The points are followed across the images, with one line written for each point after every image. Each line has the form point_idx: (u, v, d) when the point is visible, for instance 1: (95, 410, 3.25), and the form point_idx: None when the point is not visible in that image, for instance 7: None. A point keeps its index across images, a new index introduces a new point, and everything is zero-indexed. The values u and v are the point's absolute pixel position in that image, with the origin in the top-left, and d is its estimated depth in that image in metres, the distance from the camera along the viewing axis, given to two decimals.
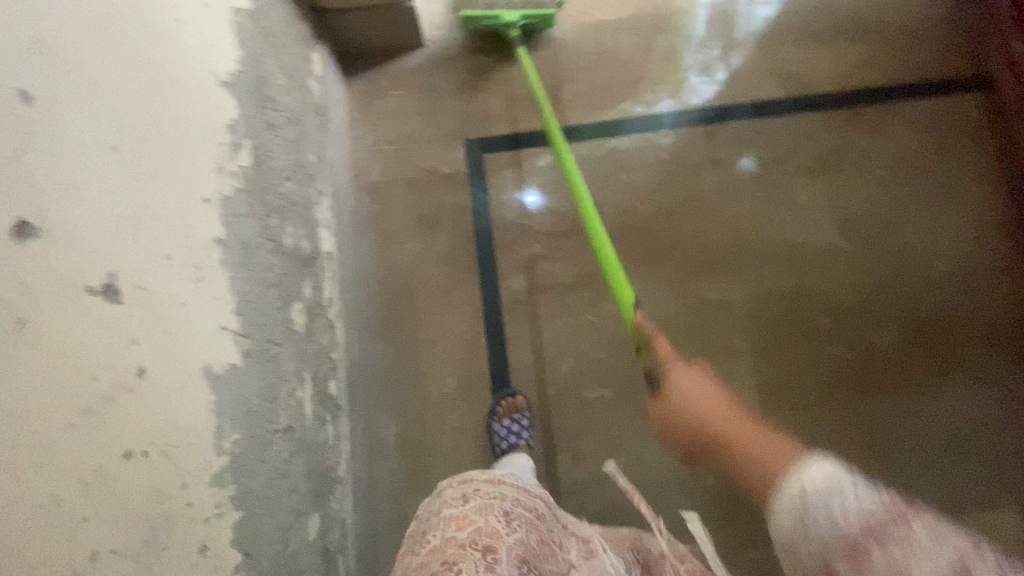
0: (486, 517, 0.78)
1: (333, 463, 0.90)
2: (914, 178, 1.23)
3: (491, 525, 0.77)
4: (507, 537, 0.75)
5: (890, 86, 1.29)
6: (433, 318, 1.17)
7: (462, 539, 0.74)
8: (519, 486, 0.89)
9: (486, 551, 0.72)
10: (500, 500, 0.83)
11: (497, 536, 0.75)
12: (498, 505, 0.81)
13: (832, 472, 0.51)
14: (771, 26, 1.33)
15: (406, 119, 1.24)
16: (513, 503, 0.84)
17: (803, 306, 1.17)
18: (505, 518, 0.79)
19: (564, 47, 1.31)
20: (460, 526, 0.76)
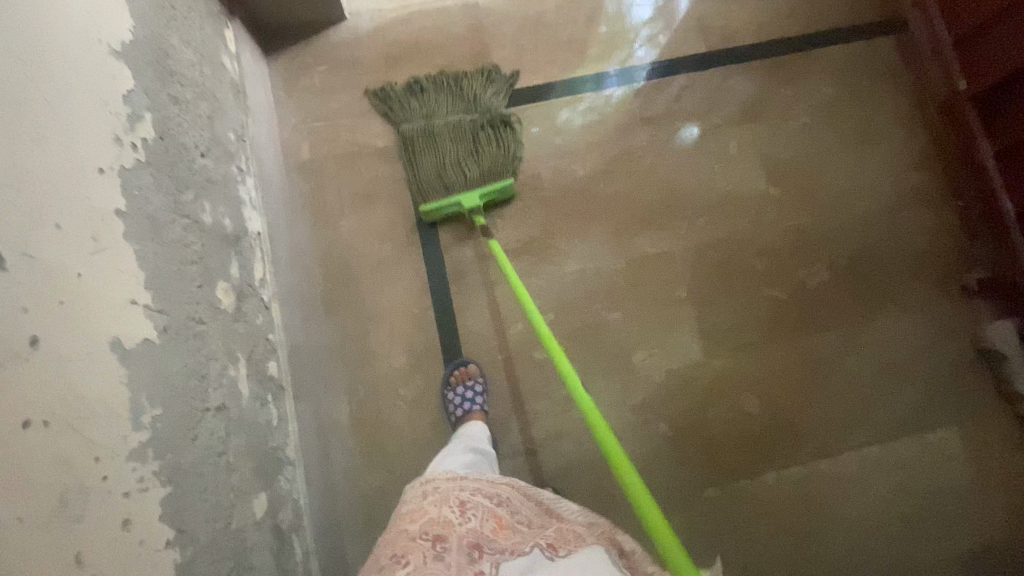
0: (439, 508, 0.79)
1: (279, 444, 0.89)
2: (835, 124, 1.29)
3: (444, 515, 0.77)
4: (459, 526, 0.75)
5: (810, 36, 1.33)
6: (377, 294, 1.16)
7: (414, 531, 0.74)
8: (482, 479, 0.89)
9: (436, 540, 0.72)
10: (458, 491, 0.83)
11: (449, 524, 0.75)
12: (454, 498, 0.82)
13: None
14: None
15: (333, 96, 1.21)
16: (472, 493, 0.84)
17: (740, 254, 1.20)
18: (459, 509, 0.79)
19: (491, 12, 1.29)
20: (414, 519, 0.76)
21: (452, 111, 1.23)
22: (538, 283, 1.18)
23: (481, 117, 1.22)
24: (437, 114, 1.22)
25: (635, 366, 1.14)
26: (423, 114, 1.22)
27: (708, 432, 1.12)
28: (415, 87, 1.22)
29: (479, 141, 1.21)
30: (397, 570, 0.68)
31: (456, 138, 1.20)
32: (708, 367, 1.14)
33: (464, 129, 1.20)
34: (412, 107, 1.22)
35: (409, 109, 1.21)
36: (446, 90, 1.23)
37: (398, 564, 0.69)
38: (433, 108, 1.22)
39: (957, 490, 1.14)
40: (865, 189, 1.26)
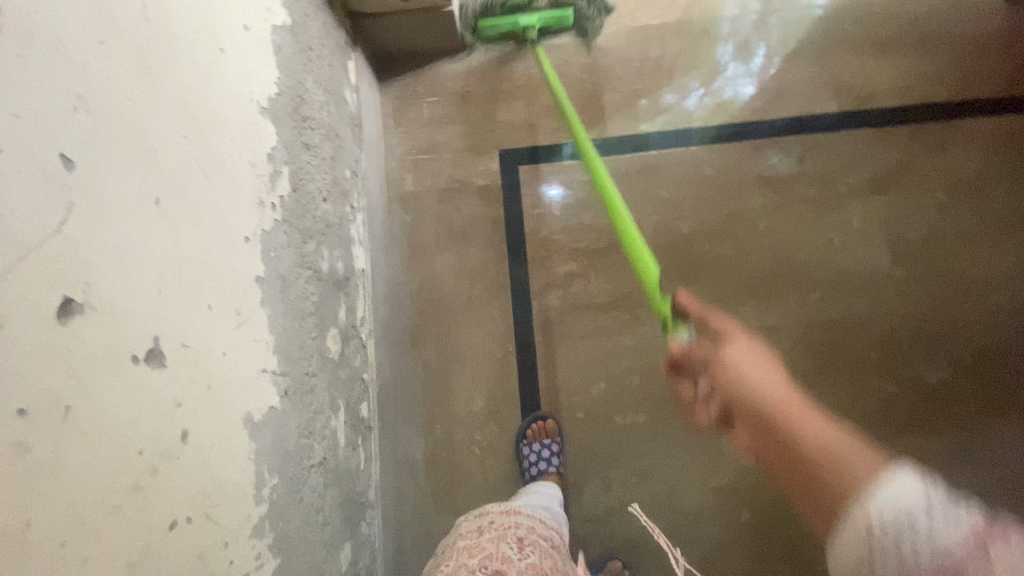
0: (498, 543, 0.80)
1: (364, 487, 0.90)
2: (979, 205, 1.16)
3: (502, 551, 0.78)
4: (518, 562, 0.76)
5: (960, 102, 1.20)
6: (463, 335, 1.15)
7: (473, 565, 0.75)
8: (536, 516, 0.90)
9: None
10: (515, 528, 0.84)
11: (508, 560, 0.77)
12: (511, 534, 0.83)
13: (917, 494, 0.50)
14: (827, 33, 1.25)
15: (440, 128, 1.20)
16: (528, 531, 0.85)
17: (849, 337, 1.12)
18: (517, 545, 0.80)
19: (607, 51, 1.25)
20: (473, 554, 0.78)
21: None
22: (627, 342, 1.13)
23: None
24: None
25: (722, 446, 1.08)
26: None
27: (794, 527, 1.05)
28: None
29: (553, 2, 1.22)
30: None
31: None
32: None
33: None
34: None
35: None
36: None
37: None
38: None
39: None
40: (1007, 282, 1.13)
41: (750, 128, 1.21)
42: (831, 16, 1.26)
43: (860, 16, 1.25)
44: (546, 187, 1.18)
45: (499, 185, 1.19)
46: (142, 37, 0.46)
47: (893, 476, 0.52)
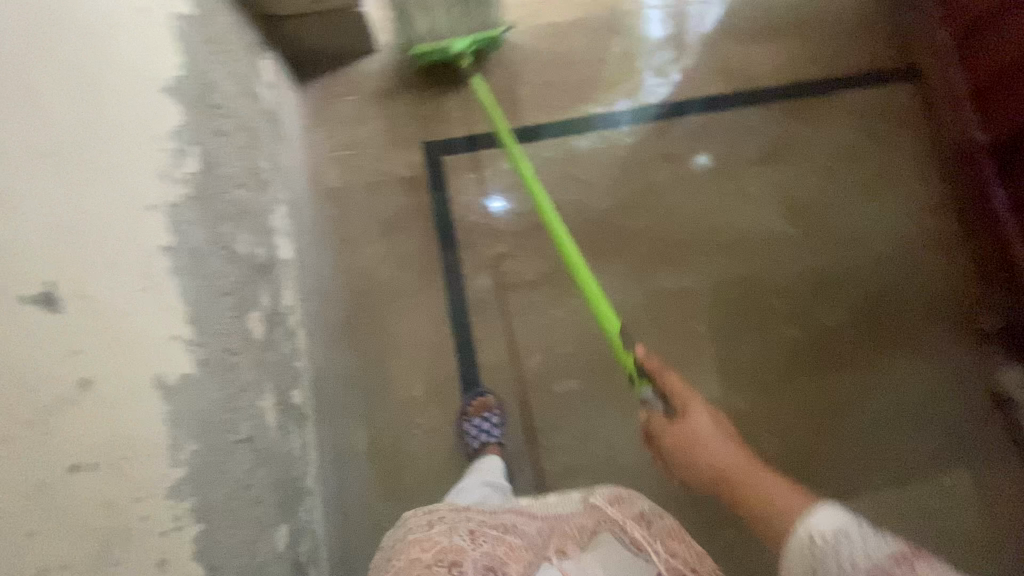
0: (449, 534, 0.77)
1: (301, 474, 0.89)
2: (857, 167, 1.30)
3: (456, 540, 0.76)
4: (472, 553, 0.75)
5: (831, 78, 1.36)
6: (397, 321, 1.15)
7: (427, 560, 0.73)
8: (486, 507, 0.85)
9: (452, 567, 0.72)
10: (466, 519, 0.80)
11: (463, 551, 0.75)
12: (463, 525, 0.79)
13: (838, 517, 0.65)
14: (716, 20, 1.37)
15: (362, 124, 1.24)
16: (480, 520, 0.81)
17: (760, 290, 1.21)
18: (470, 538, 0.77)
19: (518, 45, 1.31)
20: (426, 545, 0.75)
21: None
22: (559, 314, 1.18)
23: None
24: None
25: None
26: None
27: None
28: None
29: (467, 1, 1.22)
30: None
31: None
32: (725, 403, 1.15)
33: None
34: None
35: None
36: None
37: None
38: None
39: (977, 537, 1.12)
40: (888, 234, 1.26)
41: (686, 106, 1.31)
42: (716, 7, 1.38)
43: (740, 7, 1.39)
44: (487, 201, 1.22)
45: (424, 174, 1.23)
46: (33, 16, 0.53)
47: (815, 508, 0.67)
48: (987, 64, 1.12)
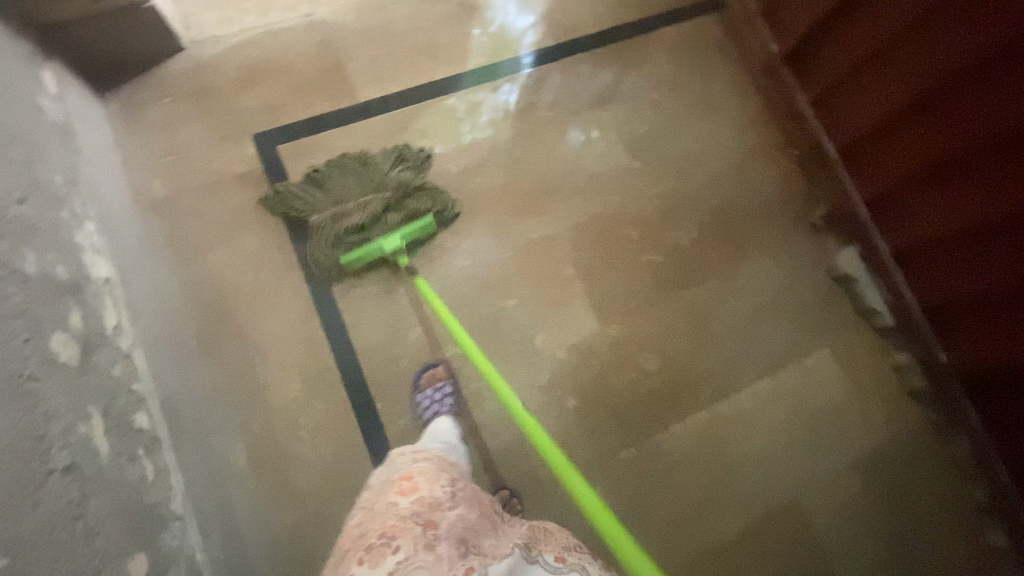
0: (432, 488, 0.78)
1: (159, 499, 0.82)
2: (684, 96, 1.39)
3: (434, 497, 0.76)
4: (448, 512, 0.73)
5: (650, 18, 1.44)
6: (260, 324, 1.09)
7: (405, 512, 0.71)
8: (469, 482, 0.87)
9: (426, 526, 0.69)
10: (448, 477, 0.82)
11: (440, 512, 0.73)
12: (445, 479, 0.81)
13: None
14: None
15: (182, 127, 1.15)
16: (461, 482, 0.82)
17: (618, 226, 1.28)
18: (449, 493, 0.77)
19: (339, 24, 1.27)
20: (402, 498, 0.74)
21: (359, 184, 1.16)
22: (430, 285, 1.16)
23: (393, 178, 1.17)
24: (338, 195, 1.14)
25: (537, 349, 1.18)
26: (323, 194, 1.14)
27: (615, 399, 1.17)
28: (315, 177, 1.15)
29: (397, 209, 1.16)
30: (386, 554, 0.65)
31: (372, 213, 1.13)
32: (604, 336, 1.20)
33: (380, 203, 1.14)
34: (318, 199, 1.14)
35: (308, 199, 1.13)
36: (351, 171, 1.17)
37: (387, 547, 0.65)
38: (336, 187, 1.15)
39: (839, 404, 1.25)
40: (723, 152, 1.37)
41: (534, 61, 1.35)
42: None
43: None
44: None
45: (261, 169, 1.16)
46: None
47: None
48: None
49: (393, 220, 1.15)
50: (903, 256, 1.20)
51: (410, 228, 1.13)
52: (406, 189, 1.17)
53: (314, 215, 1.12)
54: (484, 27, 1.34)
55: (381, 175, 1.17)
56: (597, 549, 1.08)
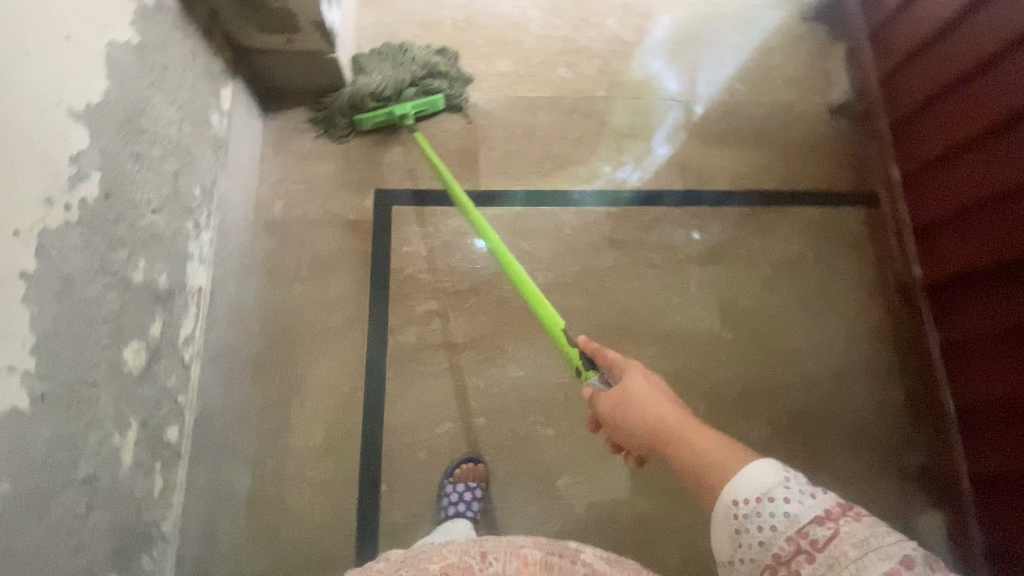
0: None
1: (155, 517, 0.84)
2: (799, 281, 1.30)
3: None
4: None
5: (790, 191, 1.38)
6: (311, 365, 1.12)
7: None
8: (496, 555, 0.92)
9: None
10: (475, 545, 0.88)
11: None
12: (472, 546, 0.86)
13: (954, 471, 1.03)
14: (690, 120, 1.40)
15: (317, 161, 1.24)
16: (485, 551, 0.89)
17: (686, 392, 1.20)
18: None
19: (487, 111, 1.33)
20: None
21: (387, 66, 1.27)
22: (476, 384, 1.15)
23: (414, 61, 1.29)
24: (371, 74, 1.25)
25: (557, 491, 1.12)
26: (360, 75, 1.26)
27: None
28: (357, 65, 1.28)
29: (416, 87, 1.27)
30: None
31: (391, 84, 1.24)
32: (631, 504, 1.12)
33: (403, 75, 1.25)
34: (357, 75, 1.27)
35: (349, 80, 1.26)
36: (381, 57, 1.29)
37: None
38: (372, 70, 1.26)
39: None
40: (823, 355, 1.26)
41: (657, 198, 1.33)
42: (688, 105, 1.41)
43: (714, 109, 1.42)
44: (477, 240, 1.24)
45: (369, 221, 1.22)
46: None
47: (748, 464, 0.58)
48: (944, 206, 1.14)
49: (408, 92, 1.26)
50: (997, 558, 1.04)
51: (420, 100, 1.23)
52: (422, 67, 1.28)
53: (348, 89, 1.24)
54: (618, 146, 1.36)
55: (404, 57, 1.29)
56: None
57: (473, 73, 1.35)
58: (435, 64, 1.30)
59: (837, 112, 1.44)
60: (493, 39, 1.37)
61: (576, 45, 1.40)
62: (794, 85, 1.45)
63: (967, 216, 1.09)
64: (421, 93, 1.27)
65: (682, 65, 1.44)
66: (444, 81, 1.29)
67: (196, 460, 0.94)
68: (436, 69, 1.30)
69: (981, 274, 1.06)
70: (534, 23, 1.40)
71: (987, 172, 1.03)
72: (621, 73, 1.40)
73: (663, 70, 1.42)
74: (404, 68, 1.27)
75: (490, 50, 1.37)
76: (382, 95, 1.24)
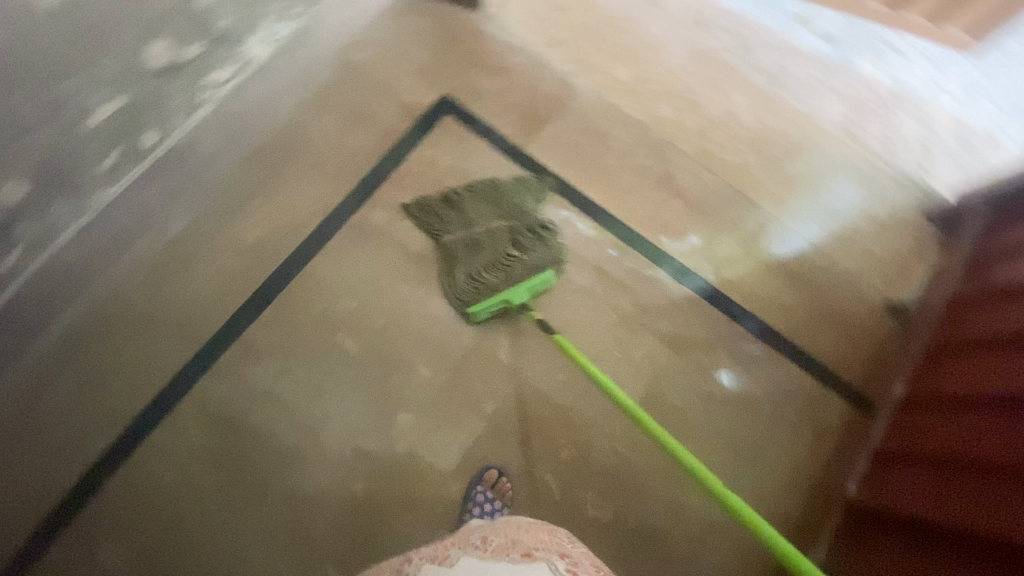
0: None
1: (89, 183, 0.94)
2: (737, 420, 1.22)
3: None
4: None
5: (793, 343, 1.29)
6: (291, 182, 1.21)
7: None
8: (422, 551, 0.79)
9: None
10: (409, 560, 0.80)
11: None
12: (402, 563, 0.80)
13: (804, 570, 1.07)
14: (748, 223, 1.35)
15: (417, 44, 1.33)
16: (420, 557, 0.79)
17: (564, 432, 1.16)
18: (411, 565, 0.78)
19: (578, 99, 1.36)
20: None
21: (488, 215, 1.23)
22: (397, 292, 1.18)
23: (515, 217, 1.24)
24: (472, 221, 1.21)
25: (393, 423, 1.10)
26: (456, 219, 1.21)
27: (381, 530, 1.05)
28: (451, 199, 1.23)
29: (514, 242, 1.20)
30: None
31: (491, 239, 1.20)
32: (443, 481, 1.09)
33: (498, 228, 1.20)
34: (450, 219, 1.21)
35: (443, 220, 1.21)
36: (482, 199, 1.24)
37: None
38: (472, 217, 1.22)
39: None
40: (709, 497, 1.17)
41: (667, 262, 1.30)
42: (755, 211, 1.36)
43: (787, 242, 1.35)
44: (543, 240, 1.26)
45: (419, 115, 1.30)
46: None
47: None
48: (916, 445, 1.03)
49: (507, 253, 1.20)
50: None
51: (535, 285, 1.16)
52: (523, 227, 1.23)
53: (444, 233, 1.20)
54: (667, 201, 1.34)
55: (507, 211, 1.24)
56: None
57: (590, 61, 1.38)
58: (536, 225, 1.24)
59: (893, 310, 1.33)
60: (627, 46, 1.40)
61: (693, 97, 1.40)
62: (866, 261, 1.36)
63: (932, 466, 0.97)
64: (520, 249, 1.20)
65: (776, 177, 1.39)
66: (542, 244, 1.23)
67: (153, 175, 1.05)
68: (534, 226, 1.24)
69: (905, 524, 0.95)
70: (672, 56, 1.41)
71: (962, 434, 0.93)
72: (714, 145, 1.38)
73: (754, 168, 1.38)
74: (508, 227, 1.22)
75: (618, 52, 1.39)
76: (480, 252, 1.18)
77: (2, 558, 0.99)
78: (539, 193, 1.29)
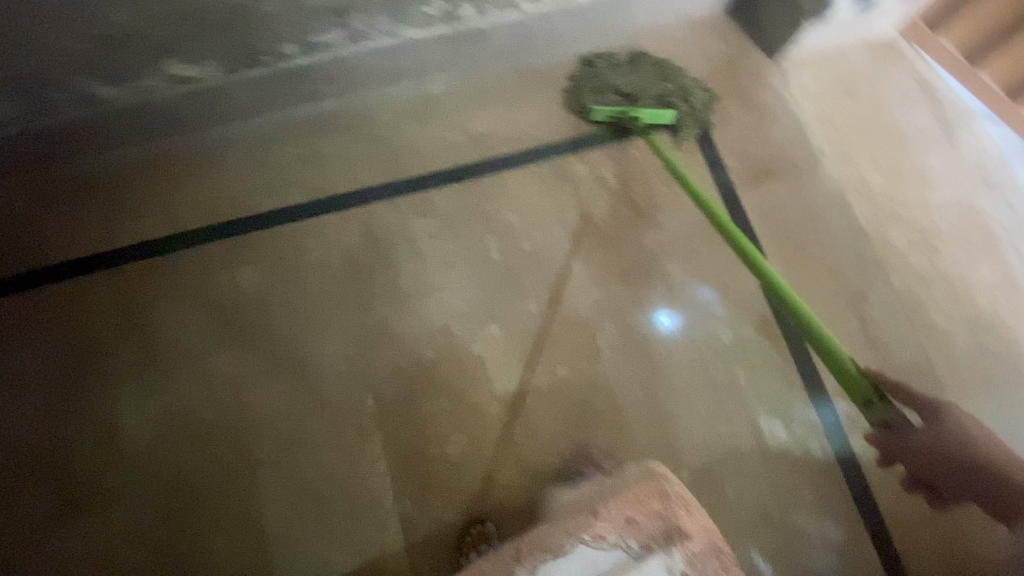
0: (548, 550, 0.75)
1: (414, 11, 1.15)
2: (777, 553, 1.10)
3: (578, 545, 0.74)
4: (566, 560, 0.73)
5: (882, 527, 1.14)
6: (532, 103, 1.34)
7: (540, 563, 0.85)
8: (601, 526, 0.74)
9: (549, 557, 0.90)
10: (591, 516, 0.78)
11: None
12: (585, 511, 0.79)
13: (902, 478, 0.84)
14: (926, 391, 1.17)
15: (701, 56, 1.38)
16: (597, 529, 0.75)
17: (610, 437, 1.14)
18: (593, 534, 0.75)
19: (817, 178, 1.30)
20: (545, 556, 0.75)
21: (654, 76, 1.30)
22: (553, 234, 1.25)
23: (676, 87, 1.30)
24: (635, 74, 1.30)
25: (484, 327, 1.19)
26: (625, 70, 1.32)
27: (423, 399, 1.14)
28: (632, 60, 1.33)
29: (660, 97, 1.28)
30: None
31: (640, 89, 1.28)
32: (490, 398, 1.15)
33: (654, 81, 1.29)
34: (619, 68, 1.32)
35: (614, 69, 1.32)
36: (657, 65, 1.32)
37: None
38: (637, 71, 1.31)
39: None
40: None
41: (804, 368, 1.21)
42: (934, 384, 1.18)
43: None
44: (659, 312, 1.22)
45: None
46: None
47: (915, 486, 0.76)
48: None
49: (646, 101, 1.27)
50: None
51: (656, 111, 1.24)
52: (676, 95, 1.28)
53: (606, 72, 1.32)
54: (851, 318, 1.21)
55: (670, 82, 1.30)
56: (289, 356, 1.14)
57: (850, 155, 1.32)
58: (689, 106, 1.29)
59: None
60: (895, 161, 1.32)
61: (937, 243, 1.27)
62: None
63: None
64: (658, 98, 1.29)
65: (982, 368, 1.20)
66: (683, 116, 1.28)
67: (452, 38, 1.25)
68: (689, 98, 1.30)
69: None
70: (936, 195, 1.30)
71: None
72: (928, 297, 1.23)
73: (959, 345, 1.21)
74: (662, 89, 1.28)
75: (884, 162, 1.32)
76: (624, 93, 1.29)
77: (178, 229, 1.20)
78: (708, 94, 1.32)
